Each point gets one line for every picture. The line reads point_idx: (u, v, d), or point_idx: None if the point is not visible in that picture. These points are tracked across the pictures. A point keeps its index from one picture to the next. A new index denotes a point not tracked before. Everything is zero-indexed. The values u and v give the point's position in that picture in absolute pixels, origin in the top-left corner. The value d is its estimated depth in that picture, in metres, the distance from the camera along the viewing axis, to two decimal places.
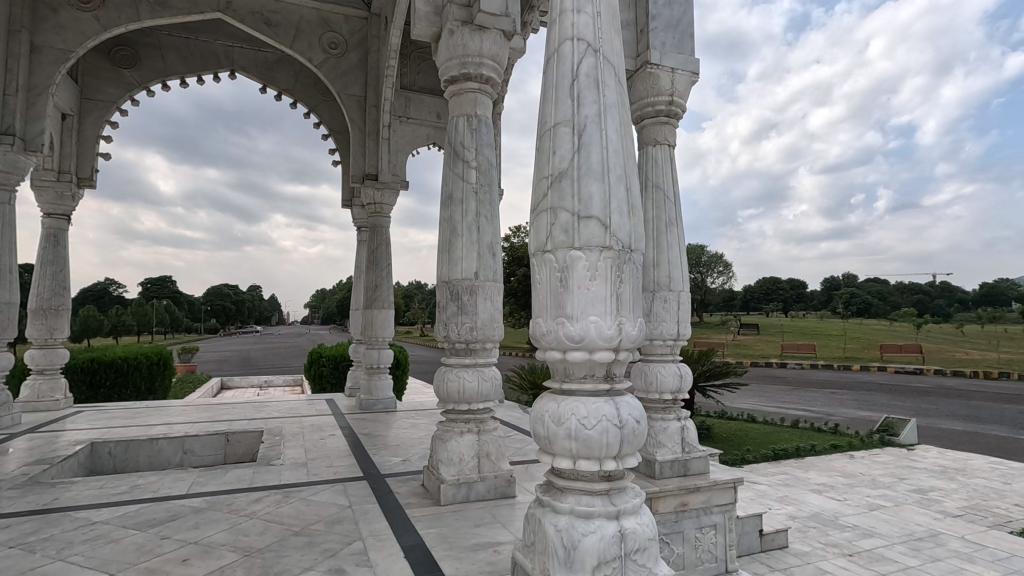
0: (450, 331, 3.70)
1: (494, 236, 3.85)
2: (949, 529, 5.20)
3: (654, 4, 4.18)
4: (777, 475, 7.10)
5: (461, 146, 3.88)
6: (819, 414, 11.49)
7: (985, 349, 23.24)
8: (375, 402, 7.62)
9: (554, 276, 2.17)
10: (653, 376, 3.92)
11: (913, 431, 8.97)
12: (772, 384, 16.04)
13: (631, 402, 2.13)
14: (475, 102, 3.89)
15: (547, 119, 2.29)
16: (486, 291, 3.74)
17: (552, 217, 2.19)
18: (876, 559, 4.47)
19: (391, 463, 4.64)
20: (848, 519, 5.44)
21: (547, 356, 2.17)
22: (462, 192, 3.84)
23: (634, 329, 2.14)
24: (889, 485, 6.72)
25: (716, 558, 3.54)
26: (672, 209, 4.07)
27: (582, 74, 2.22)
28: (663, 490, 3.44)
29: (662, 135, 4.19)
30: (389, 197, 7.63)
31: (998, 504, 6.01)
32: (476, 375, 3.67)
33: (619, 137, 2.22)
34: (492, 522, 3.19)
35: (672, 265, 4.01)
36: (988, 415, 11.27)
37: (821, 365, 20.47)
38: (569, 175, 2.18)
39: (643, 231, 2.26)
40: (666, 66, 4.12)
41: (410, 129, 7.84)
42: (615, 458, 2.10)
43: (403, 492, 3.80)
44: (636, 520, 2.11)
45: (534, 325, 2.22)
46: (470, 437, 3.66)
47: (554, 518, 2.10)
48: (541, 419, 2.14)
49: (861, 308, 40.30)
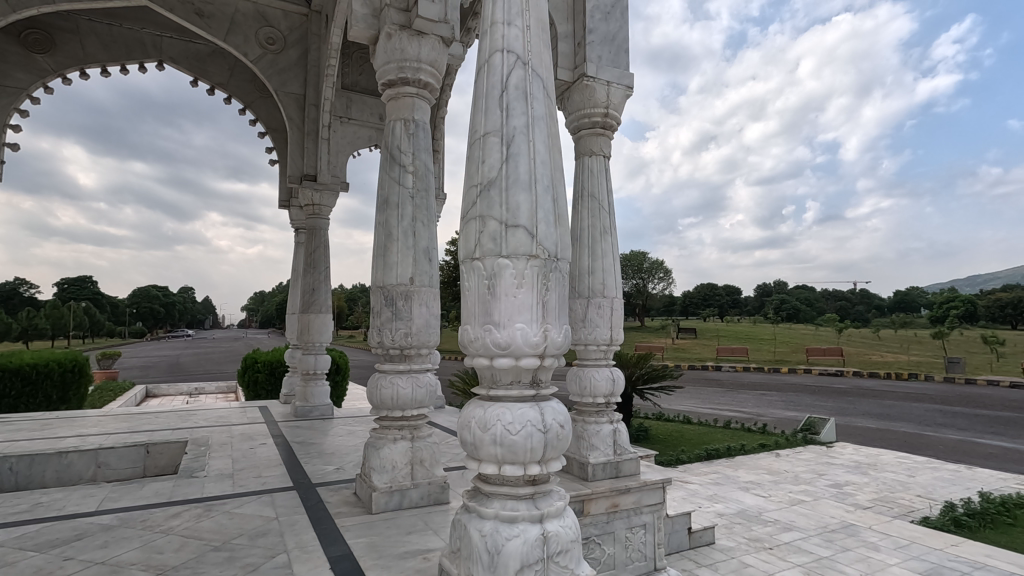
0: (384, 336, 3.66)
1: (430, 241, 3.82)
2: (859, 521, 5.59)
3: (591, 18, 4.32)
4: (708, 475, 7.41)
5: (397, 150, 3.86)
6: (749, 415, 12.09)
7: (898, 352, 25.24)
8: (312, 409, 7.40)
9: (482, 283, 2.19)
10: (587, 380, 4.03)
11: (831, 429, 9.59)
12: (707, 386, 16.75)
13: (556, 407, 2.18)
14: (413, 106, 3.87)
15: (476, 128, 2.31)
16: (422, 297, 3.72)
17: (481, 225, 2.22)
18: (793, 551, 4.75)
19: (323, 471, 4.53)
20: (771, 514, 5.76)
21: (474, 363, 2.19)
22: (399, 197, 3.82)
23: (559, 335, 2.19)
24: (809, 480, 7.16)
25: (645, 556, 3.65)
26: (607, 218, 4.20)
27: (511, 86, 2.26)
28: (595, 492, 3.53)
29: (598, 146, 4.31)
30: (329, 198, 7.46)
31: (903, 496, 6.51)
32: (411, 381, 3.65)
33: (546, 148, 2.28)
34: (424, 530, 3.17)
35: (606, 272, 4.14)
36: (897, 413, 12.19)
37: (752, 368, 21.54)
38: (497, 184, 2.22)
39: (569, 240, 2.32)
40: (603, 79, 4.26)
41: (353, 130, 7.79)
42: (540, 462, 2.14)
43: (333, 501, 3.72)
44: (560, 523, 2.16)
45: (461, 333, 2.23)
46: (403, 444, 3.63)
47: (478, 523, 2.12)
48: (468, 425, 2.15)
49: (790, 314, 42.81)
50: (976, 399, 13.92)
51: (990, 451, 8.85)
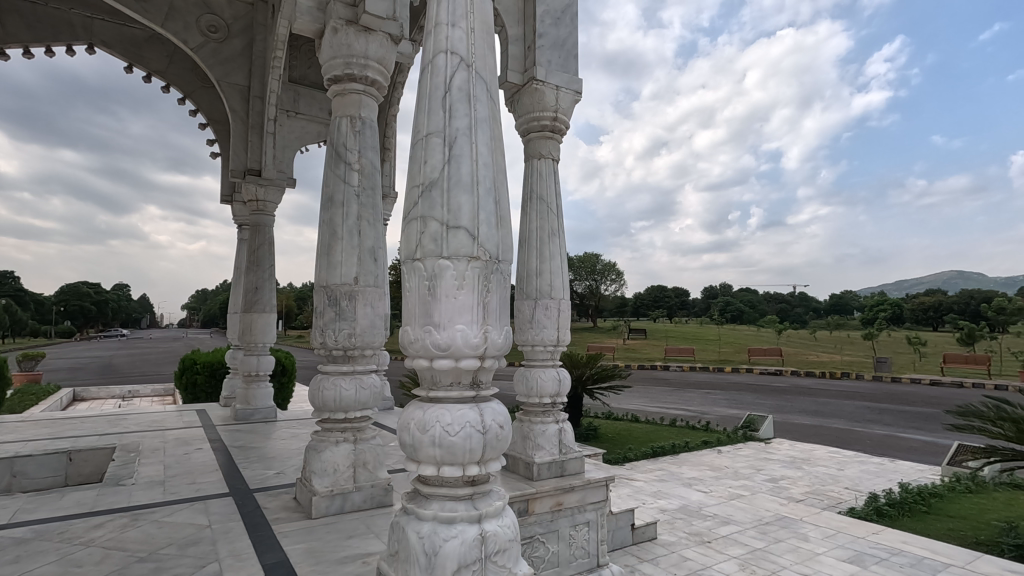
0: (327, 337, 3.60)
1: (376, 240, 3.77)
2: (792, 513, 5.89)
3: (541, 22, 4.38)
4: (654, 472, 7.62)
5: (343, 147, 3.79)
6: (694, 413, 12.50)
7: (833, 352, 26.75)
8: (253, 412, 7.15)
9: (423, 284, 2.18)
10: (534, 381, 4.08)
11: (770, 426, 10.05)
12: (655, 385, 17.21)
13: (496, 408, 2.20)
14: (359, 103, 3.81)
15: (419, 128, 2.30)
16: (367, 297, 3.68)
17: (422, 226, 2.21)
18: (730, 544, 4.95)
19: (263, 476, 4.39)
20: (710, 509, 5.98)
21: (414, 364, 2.17)
22: (344, 195, 3.74)
23: (500, 337, 2.22)
24: (747, 475, 7.48)
25: (589, 553, 3.73)
26: (555, 220, 4.26)
27: (454, 88, 2.27)
28: (540, 491, 3.59)
29: (547, 149, 4.37)
30: (274, 194, 7.23)
31: (833, 489, 6.89)
32: (354, 382, 3.60)
33: (489, 150, 2.30)
34: (365, 533, 3.12)
35: (553, 274, 4.20)
36: (830, 410, 12.88)
37: (698, 367, 22.29)
38: (439, 185, 2.21)
39: (511, 243, 2.35)
40: (552, 83, 4.32)
41: (300, 124, 7.59)
42: (480, 462, 2.15)
43: (271, 507, 3.61)
44: (498, 523, 2.18)
45: (401, 334, 2.21)
46: (346, 447, 3.55)
47: (417, 525, 2.11)
48: (407, 427, 2.14)
49: (734, 316, 44.59)
50: (900, 396, 14.92)
51: (911, 445, 9.48)
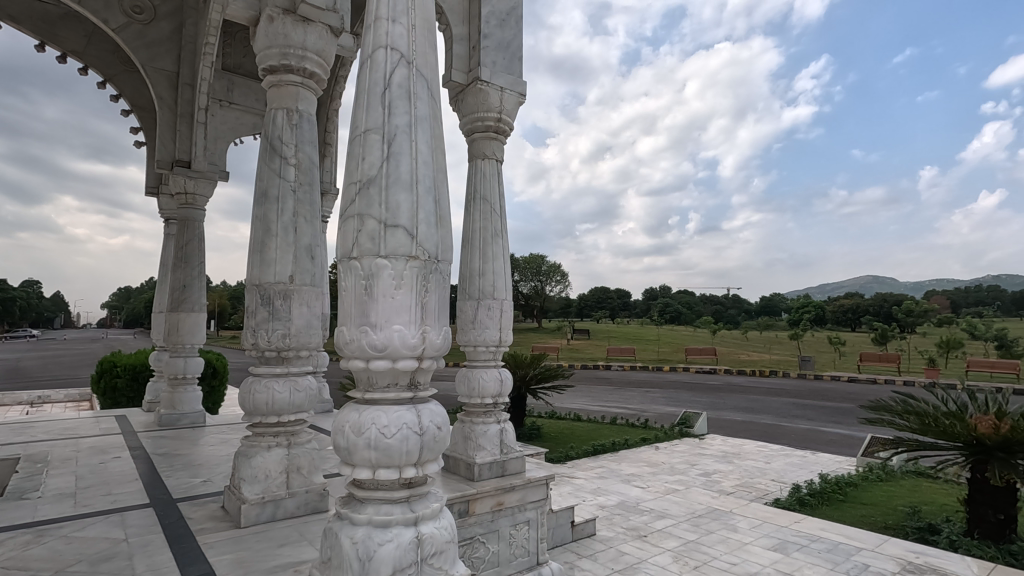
0: (259, 338, 3.46)
1: (314, 238, 3.66)
2: (723, 506, 6.16)
3: (486, 23, 4.37)
4: (594, 469, 7.78)
5: (279, 141, 3.65)
6: (634, 411, 12.86)
7: (762, 351, 28.24)
8: (180, 417, 6.74)
9: (360, 284, 2.13)
10: (476, 382, 4.08)
11: (704, 423, 10.49)
12: (597, 384, 17.58)
13: (434, 409, 2.18)
14: (297, 96, 3.67)
15: (357, 124, 2.24)
16: (303, 296, 3.56)
17: (359, 224, 2.16)
18: (665, 537, 5.12)
19: (188, 485, 4.16)
20: (647, 504, 6.17)
21: (350, 365, 2.12)
22: (279, 190, 3.60)
23: (438, 337, 2.20)
24: (683, 471, 7.77)
25: (529, 552, 3.77)
26: (498, 220, 4.27)
27: (394, 84, 2.23)
28: (480, 492, 3.59)
29: (491, 150, 4.37)
30: (205, 187, 6.86)
31: (760, 481, 7.27)
32: (288, 385, 3.47)
33: (429, 149, 2.28)
34: (298, 540, 3.02)
35: (496, 274, 4.21)
36: (759, 406, 13.58)
37: (638, 367, 22.95)
38: (377, 182, 2.17)
39: (450, 243, 2.34)
40: (496, 84, 4.33)
41: (234, 115, 7.34)
42: (417, 464, 2.13)
43: (197, 517, 3.42)
44: (435, 525, 2.16)
45: (336, 334, 2.15)
46: (278, 451, 3.42)
47: (350, 530, 2.05)
48: (341, 430, 2.08)
49: (672, 317, 46.25)
50: (822, 392, 15.93)
51: (831, 438, 10.14)
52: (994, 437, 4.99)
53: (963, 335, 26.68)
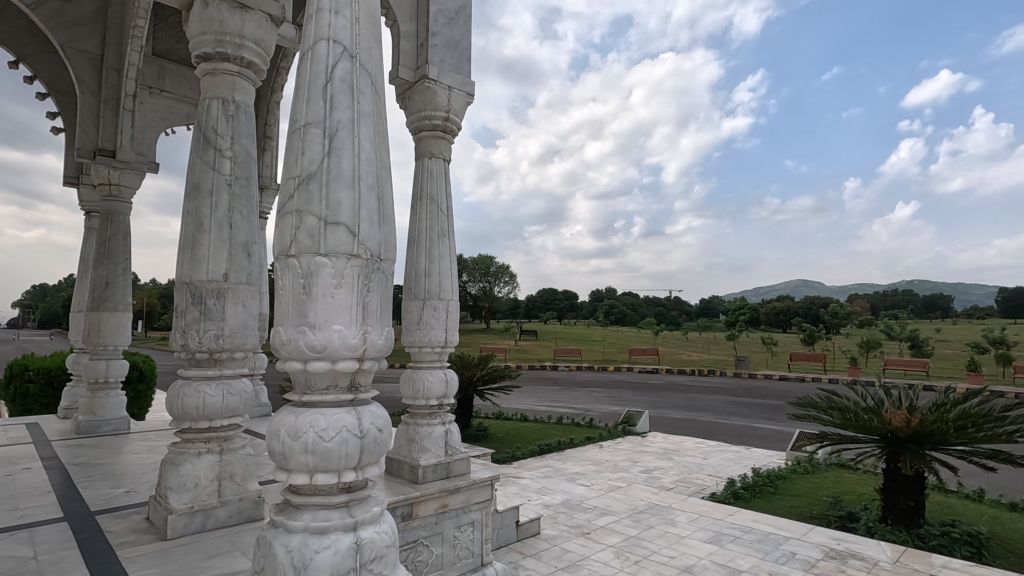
0: (190, 338, 3.29)
1: (250, 235, 3.51)
2: (662, 501, 6.37)
3: (434, 21, 4.33)
4: (540, 469, 7.85)
5: (213, 132, 3.49)
6: (579, 411, 13.08)
7: (702, 351, 29.36)
8: (100, 424, 6.29)
9: (298, 282, 2.06)
10: (420, 383, 4.03)
11: (646, 421, 10.80)
12: (544, 385, 17.76)
13: (375, 411, 2.13)
14: (233, 86, 3.52)
15: (297, 117, 2.17)
16: (238, 295, 3.41)
17: (297, 221, 2.09)
18: (607, 534, 5.23)
19: (108, 496, 3.89)
20: (590, 502, 6.28)
21: (286, 367, 2.04)
22: (213, 183, 3.43)
23: (380, 338, 2.15)
24: (625, 468, 7.96)
25: (473, 553, 3.78)
26: (445, 220, 4.23)
27: (336, 78, 2.17)
28: (424, 494, 3.55)
29: (437, 149, 4.33)
30: (131, 178, 6.42)
31: (698, 476, 7.55)
32: (221, 388, 3.31)
33: (373, 145, 2.23)
34: (229, 551, 2.88)
35: (442, 275, 4.18)
36: (698, 404, 14.11)
37: (584, 367, 23.35)
38: (317, 178, 2.11)
39: (393, 241, 2.30)
40: (444, 83, 4.30)
41: (166, 104, 6.97)
42: (356, 468, 2.08)
43: (117, 530, 3.20)
44: (375, 529, 2.11)
45: (272, 334, 2.07)
46: (209, 458, 3.26)
47: (285, 539, 1.98)
48: (277, 434, 2.01)
49: (617, 318, 47.35)
50: (755, 390, 16.74)
51: (763, 434, 10.67)
52: (906, 430, 5.40)
53: (881, 336, 28.71)
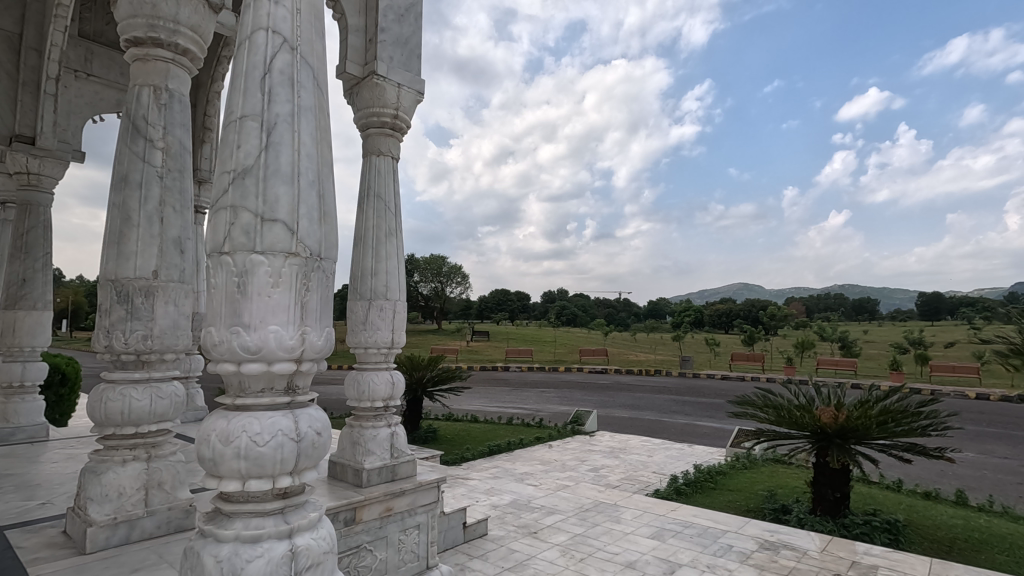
0: (115, 339, 3.10)
1: (183, 230, 3.34)
2: (608, 498, 6.50)
3: (383, 17, 4.26)
4: (489, 469, 7.86)
5: (144, 121, 3.30)
6: (530, 411, 13.17)
7: (649, 351, 30.18)
8: (15, 431, 5.74)
9: (231, 281, 1.98)
10: (365, 385, 3.94)
11: (594, 420, 11.00)
12: (495, 385, 17.77)
13: (313, 414, 2.07)
14: (166, 73, 3.34)
15: (233, 109, 2.08)
16: (169, 294, 3.25)
17: (232, 217, 2.01)
18: (554, 532, 5.29)
19: (21, 509, 3.60)
20: (538, 501, 6.33)
21: (218, 369, 1.95)
22: (142, 175, 3.24)
23: (320, 339, 2.09)
24: (573, 467, 8.08)
25: (418, 557, 3.75)
26: (392, 219, 4.16)
27: (275, 70, 2.10)
28: (368, 498, 3.48)
29: (386, 146, 4.26)
30: (53, 167, 5.97)
31: (643, 473, 7.75)
32: (149, 392, 3.13)
33: (313, 141, 2.16)
34: (155, 564, 2.73)
35: (390, 274, 4.11)
36: (644, 403, 14.50)
37: (535, 367, 23.53)
38: (254, 173, 2.03)
39: (335, 239, 2.24)
40: (393, 81, 4.24)
41: (93, 89, 6.57)
42: (292, 473, 2.01)
43: (28, 545, 2.96)
44: (312, 536, 2.05)
45: (203, 335, 1.97)
46: (135, 465, 3.08)
47: (214, 549, 1.89)
48: (206, 440, 1.92)
49: (568, 320, 47.98)
50: (698, 389, 17.36)
51: (705, 432, 11.06)
52: (833, 426, 5.72)
53: (814, 337, 30.33)
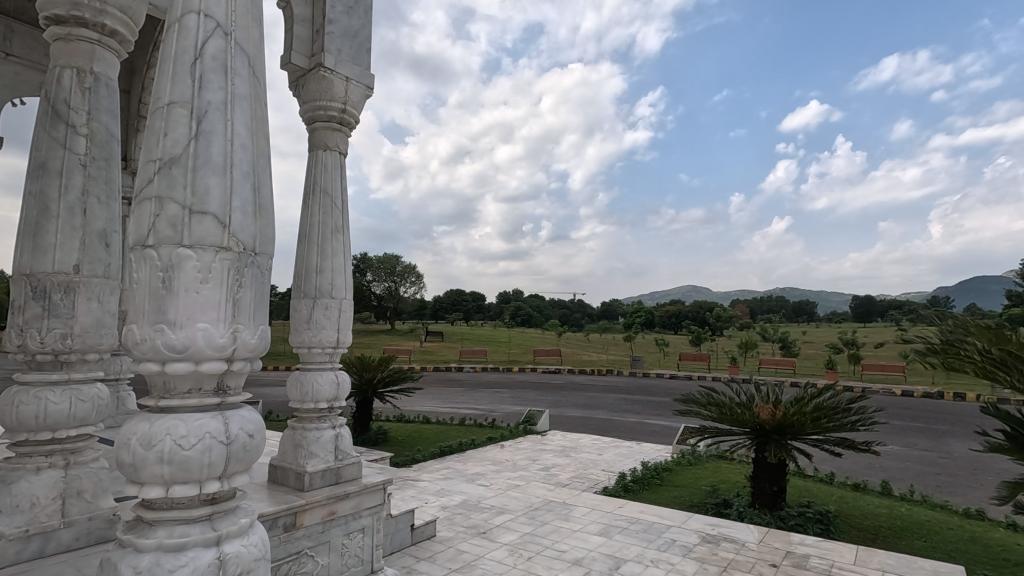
0: (29, 338, 2.88)
1: (109, 222, 3.17)
2: (558, 497, 6.56)
3: (331, 8, 4.14)
4: (440, 470, 7.79)
5: (66, 105, 3.09)
6: (483, 411, 13.14)
7: (602, 351, 30.71)
8: None
9: (155, 276, 1.87)
10: (309, 386, 3.82)
11: (546, 420, 11.09)
12: (449, 386, 17.66)
13: (245, 416, 1.98)
14: (92, 55, 3.15)
15: (160, 94, 1.97)
16: (92, 289, 3.08)
17: (157, 208, 1.90)
18: (503, 532, 5.29)
19: None
20: (488, 501, 6.32)
21: (140, 369, 1.84)
22: (64, 163, 3.05)
23: (253, 337, 2.01)
24: (525, 466, 8.12)
25: (363, 560, 3.68)
26: (339, 216, 4.06)
27: (207, 55, 2.01)
28: (311, 502, 3.38)
29: (333, 141, 4.16)
30: None
31: (593, 471, 7.87)
32: (68, 394, 2.94)
33: (248, 131, 2.08)
34: None
35: (335, 272, 4.01)
36: (596, 402, 14.75)
37: (489, 367, 23.53)
38: (182, 163, 1.93)
39: (271, 234, 2.16)
40: (341, 74, 4.13)
41: (13, 70, 6.11)
42: (221, 478, 1.92)
43: None
44: (242, 542, 1.96)
45: (123, 333, 1.85)
46: (52, 473, 2.87)
47: (133, 559, 1.78)
48: (126, 444, 1.80)
49: (523, 320, 48.23)
50: (649, 388, 17.80)
51: (653, 429, 11.33)
52: (771, 422, 5.98)
53: (757, 338, 31.62)
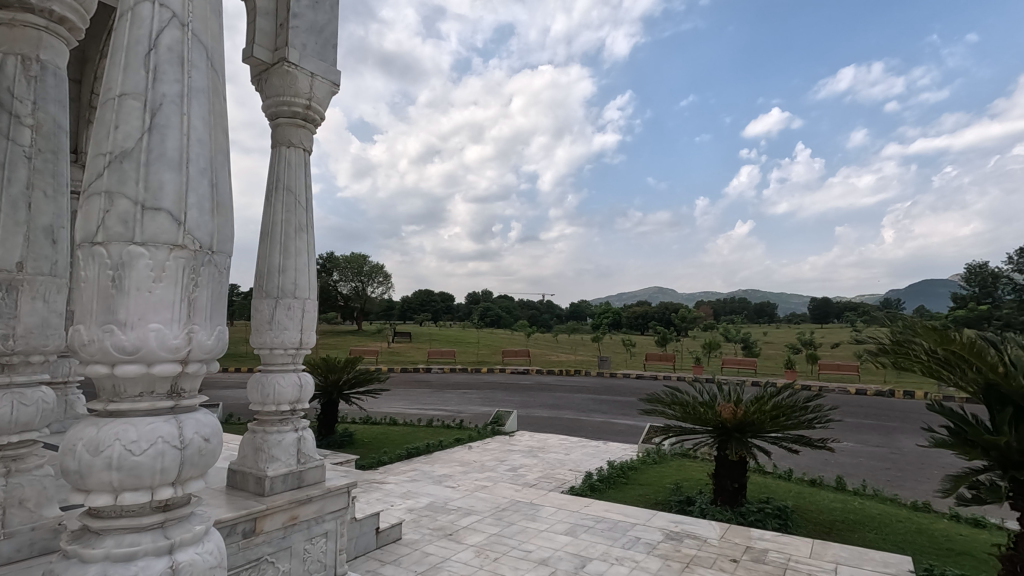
0: None
1: (56, 218, 3.03)
2: (525, 497, 6.58)
3: (296, 2, 4.06)
4: (407, 472, 7.71)
5: (9, 93, 2.93)
6: (451, 412, 13.07)
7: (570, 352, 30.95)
8: None
9: (104, 274, 1.79)
10: (271, 388, 3.73)
11: (514, 420, 11.10)
12: (417, 387, 17.50)
13: (200, 420, 1.92)
14: (38, 43, 3.00)
15: (110, 85, 1.89)
16: (37, 288, 2.92)
17: (106, 204, 1.82)
18: (470, 533, 5.28)
19: None
20: (455, 503, 6.29)
21: (87, 372, 1.77)
22: (7, 154, 2.89)
23: (209, 338, 1.95)
24: (492, 467, 8.11)
25: (325, 565, 3.63)
26: (303, 214, 3.98)
27: (163, 46, 1.93)
28: (271, 507, 3.30)
29: (297, 138, 4.07)
30: None
31: (560, 471, 7.92)
32: (10, 399, 2.81)
33: (206, 125, 2.02)
34: None
35: (298, 271, 3.93)
36: (563, 402, 14.85)
37: (458, 368, 23.44)
38: (134, 157, 1.86)
39: (229, 232, 2.10)
40: (305, 69, 4.05)
41: None
42: (174, 483, 1.85)
43: None
44: (196, 550, 1.90)
45: (70, 334, 1.76)
46: None
47: (78, 571, 1.70)
48: (72, 450, 1.72)
49: (492, 321, 48.21)
50: (616, 387, 18.04)
51: (620, 429, 11.48)
52: (733, 421, 6.13)
53: (720, 338, 32.41)
